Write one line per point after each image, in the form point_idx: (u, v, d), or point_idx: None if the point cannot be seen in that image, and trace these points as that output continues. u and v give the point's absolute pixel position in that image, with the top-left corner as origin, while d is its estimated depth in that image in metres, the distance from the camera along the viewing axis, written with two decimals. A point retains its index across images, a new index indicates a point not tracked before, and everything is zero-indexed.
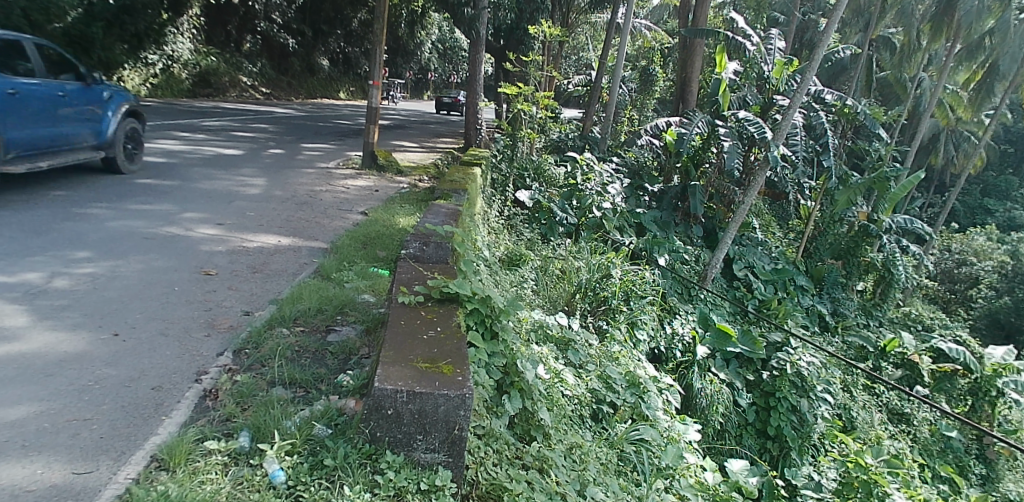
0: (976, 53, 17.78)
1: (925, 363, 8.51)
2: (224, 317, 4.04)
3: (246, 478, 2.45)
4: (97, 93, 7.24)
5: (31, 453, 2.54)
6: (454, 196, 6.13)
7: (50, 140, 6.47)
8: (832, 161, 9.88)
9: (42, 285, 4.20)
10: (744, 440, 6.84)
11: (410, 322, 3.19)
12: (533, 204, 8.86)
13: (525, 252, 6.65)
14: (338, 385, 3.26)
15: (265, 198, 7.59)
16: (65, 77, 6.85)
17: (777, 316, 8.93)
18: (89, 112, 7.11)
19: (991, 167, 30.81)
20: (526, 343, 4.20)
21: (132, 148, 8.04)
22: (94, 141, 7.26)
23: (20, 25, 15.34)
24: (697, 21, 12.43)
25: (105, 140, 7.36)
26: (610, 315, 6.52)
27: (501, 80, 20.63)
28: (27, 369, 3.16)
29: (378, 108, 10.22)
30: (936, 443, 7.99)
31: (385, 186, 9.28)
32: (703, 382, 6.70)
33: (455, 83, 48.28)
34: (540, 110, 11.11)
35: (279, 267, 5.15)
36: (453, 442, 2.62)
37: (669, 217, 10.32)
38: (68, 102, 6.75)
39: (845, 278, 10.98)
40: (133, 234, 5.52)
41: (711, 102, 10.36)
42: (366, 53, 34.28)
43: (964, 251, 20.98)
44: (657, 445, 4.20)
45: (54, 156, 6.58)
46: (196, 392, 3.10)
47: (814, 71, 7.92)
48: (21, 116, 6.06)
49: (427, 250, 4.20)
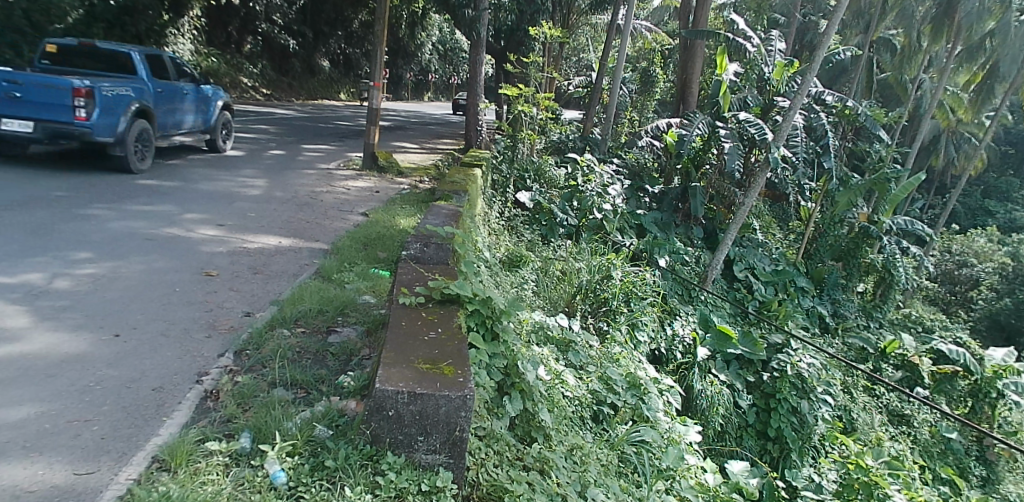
0: (976, 54, 17.79)
1: (925, 365, 8.61)
2: (224, 318, 4.03)
3: (247, 480, 2.44)
4: (203, 90, 9.96)
5: (33, 454, 2.54)
6: (455, 197, 6.11)
7: (179, 123, 9.26)
8: (833, 163, 9.88)
9: (42, 286, 4.20)
10: (745, 442, 6.81)
11: (411, 323, 3.19)
12: (534, 206, 8.90)
13: (525, 253, 6.64)
14: (339, 386, 3.25)
15: (266, 200, 7.58)
16: (186, 80, 9.60)
17: (778, 317, 8.96)
18: (202, 106, 9.89)
19: (992, 168, 30.84)
20: (527, 344, 4.21)
21: (226, 133, 10.89)
22: (202, 126, 10.05)
23: (22, 27, 15.38)
24: (697, 22, 12.43)
25: (210, 124, 10.14)
26: (610, 316, 6.53)
27: (502, 81, 20.64)
28: (28, 370, 3.16)
29: (379, 109, 10.23)
30: (937, 444, 7.99)
31: (385, 187, 9.28)
32: (704, 383, 6.69)
33: (456, 84, 48.42)
34: (540, 112, 11.07)
35: (280, 269, 5.15)
36: (454, 444, 2.63)
37: (670, 219, 10.30)
38: (188, 98, 9.50)
39: (845, 280, 10.99)
40: (133, 236, 5.51)
41: (712, 103, 10.34)
42: (367, 54, 34.22)
43: (964, 253, 20.98)
44: (657, 446, 4.18)
45: (181, 136, 9.42)
46: (197, 393, 3.10)
47: (814, 73, 7.92)
48: (164, 106, 8.84)
49: (427, 252, 4.20)
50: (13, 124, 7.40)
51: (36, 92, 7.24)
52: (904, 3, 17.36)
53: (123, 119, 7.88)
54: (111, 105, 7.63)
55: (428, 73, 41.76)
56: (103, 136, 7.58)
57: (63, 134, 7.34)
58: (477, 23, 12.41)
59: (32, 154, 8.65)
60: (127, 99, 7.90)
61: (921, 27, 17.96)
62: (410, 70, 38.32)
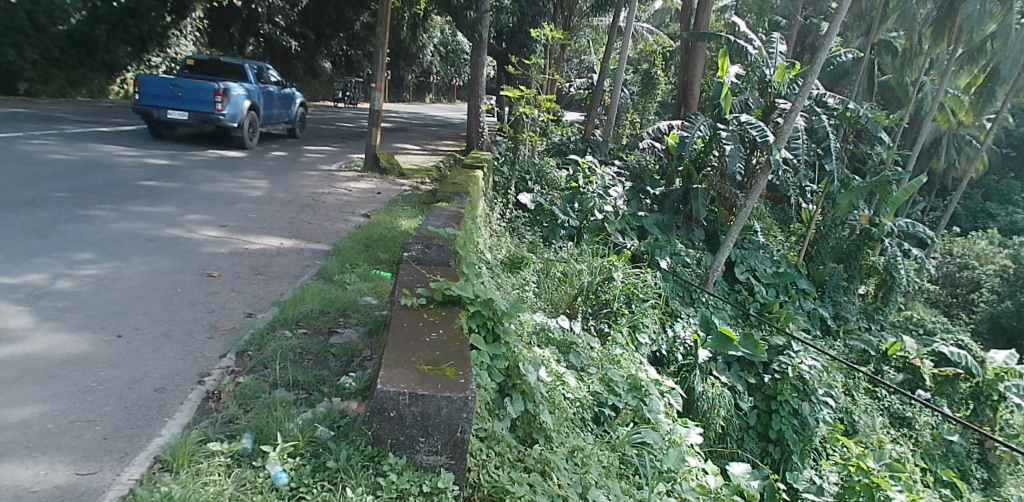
0: (977, 57, 17.81)
1: (926, 367, 8.69)
2: (227, 319, 4.04)
3: (249, 481, 2.45)
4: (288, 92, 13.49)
5: (36, 454, 2.55)
6: (457, 198, 6.13)
7: (275, 116, 12.84)
8: (834, 165, 9.83)
9: (44, 287, 4.20)
10: (746, 444, 6.78)
11: (412, 324, 3.20)
12: (535, 207, 8.95)
13: (526, 256, 6.71)
14: (341, 387, 3.26)
15: (267, 201, 7.60)
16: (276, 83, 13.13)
17: (778, 319, 8.94)
18: (287, 103, 13.47)
19: (993, 171, 30.81)
20: (528, 346, 4.19)
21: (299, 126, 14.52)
22: (286, 118, 13.69)
23: (25, 28, 15.41)
24: (698, 25, 12.45)
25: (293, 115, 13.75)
26: (612, 318, 6.51)
27: (503, 83, 20.65)
28: (31, 371, 3.17)
29: (382, 111, 10.19)
30: (938, 447, 7.97)
31: (387, 189, 9.31)
32: (705, 385, 6.67)
33: (457, 86, 48.60)
34: (542, 114, 11.03)
35: (282, 270, 5.16)
36: (456, 445, 2.63)
37: (671, 220, 10.29)
38: (279, 98, 13.06)
39: (847, 283, 10.94)
40: (134, 237, 5.52)
41: (715, 105, 10.35)
42: (370, 55, 34.16)
43: (966, 255, 21.00)
44: (659, 448, 4.17)
45: (273, 125, 13.01)
46: (199, 394, 3.11)
47: (816, 75, 7.92)
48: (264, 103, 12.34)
49: (429, 253, 4.21)
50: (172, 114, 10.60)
51: (190, 92, 10.43)
52: (904, 6, 17.45)
53: (242, 112, 11.18)
54: (236, 101, 10.98)
55: (430, 75, 41.93)
56: (232, 121, 10.88)
57: (207, 121, 10.55)
58: (479, 25, 12.38)
59: (173, 133, 12.19)
60: (246, 98, 11.20)
61: (922, 29, 18.12)
62: (412, 72, 38.44)
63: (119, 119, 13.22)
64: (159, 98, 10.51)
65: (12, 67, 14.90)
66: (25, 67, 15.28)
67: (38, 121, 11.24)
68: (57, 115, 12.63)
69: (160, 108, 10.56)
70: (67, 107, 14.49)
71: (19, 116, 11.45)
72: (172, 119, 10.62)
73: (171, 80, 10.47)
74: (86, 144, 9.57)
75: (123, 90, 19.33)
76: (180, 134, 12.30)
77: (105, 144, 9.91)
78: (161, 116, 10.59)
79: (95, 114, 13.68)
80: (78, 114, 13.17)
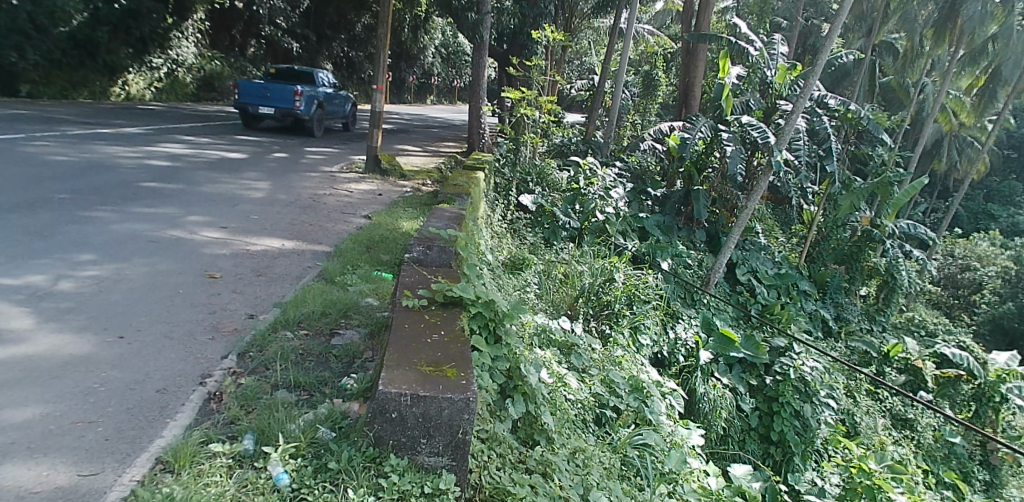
0: (978, 59, 17.81)
1: (928, 368, 8.64)
2: (228, 321, 4.04)
3: (250, 482, 2.45)
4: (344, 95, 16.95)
5: (38, 455, 2.55)
6: (458, 200, 6.14)
7: (335, 112, 16.33)
8: (835, 167, 10.01)
9: (46, 288, 4.21)
10: (747, 445, 6.78)
11: (413, 326, 3.19)
12: (537, 208, 8.87)
13: (528, 257, 6.77)
14: (342, 388, 3.27)
15: (269, 202, 7.61)
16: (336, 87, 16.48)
17: (780, 320, 8.90)
18: (341, 102, 16.81)
19: (995, 172, 30.78)
20: (530, 348, 4.19)
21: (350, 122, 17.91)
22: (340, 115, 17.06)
23: (26, 29, 15.43)
24: (699, 26, 12.42)
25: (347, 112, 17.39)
26: (613, 319, 6.51)
27: (504, 84, 20.68)
28: (33, 372, 3.17)
29: (382, 113, 10.18)
30: (940, 449, 7.97)
31: (388, 190, 9.32)
32: (707, 386, 6.67)
33: (457, 86, 48.69)
34: (543, 115, 11.10)
35: (283, 271, 5.16)
36: (457, 446, 2.63)
37: (672, 222, 10.31)
38: (337, 98, 16.37)
39: (848, 284, 10.91)
40: (136, 238, 5.53)
41: (716, 106, 10.32)
42: (369, 57, 33.89)
43: (967, 256, 21.00)
44: (660, 450, 4.15)
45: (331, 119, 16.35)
46: (200, 395, 3.11)
47: (818, 76, 7.87)
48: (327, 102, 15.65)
49: (430, 254, 4.21)
50: (262, 109, 14.02)
51: (276, 93, 13.75)
52: (906, 7, 17.42)
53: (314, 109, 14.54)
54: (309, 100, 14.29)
55: (431, 77, 42.01)
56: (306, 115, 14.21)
57: (288, 115, 13.89)
58: (480, 27, 12.35)
59: (259, 126, 15.65)
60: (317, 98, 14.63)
61: (924, 31, 18.11)
62: (413, 73, 38.47)
63: (121, 121, 13.23)
64: (253, 97, 13.90)
65: (14, 68, 14.92)
66: (27, 69, 15.29)
67: (40, 122, 11.26)
68: (60, 116, 12.66)
69: (253, 105, 13.95)
70: (69, 109, 14.51)
71: (21, 118, 11.48)
72: (261, 113, 14.03)
73: (262, 84, 13.83)
74: (89, 146, 9.59)
75: (127, 91, 19.09)
76: (265, 127, 15.89)
77: (108, 145, 9.93)
78: (254, 111, 14.02)
79: (97, 116, 13.71)
80: (79, 116, 13.18)
